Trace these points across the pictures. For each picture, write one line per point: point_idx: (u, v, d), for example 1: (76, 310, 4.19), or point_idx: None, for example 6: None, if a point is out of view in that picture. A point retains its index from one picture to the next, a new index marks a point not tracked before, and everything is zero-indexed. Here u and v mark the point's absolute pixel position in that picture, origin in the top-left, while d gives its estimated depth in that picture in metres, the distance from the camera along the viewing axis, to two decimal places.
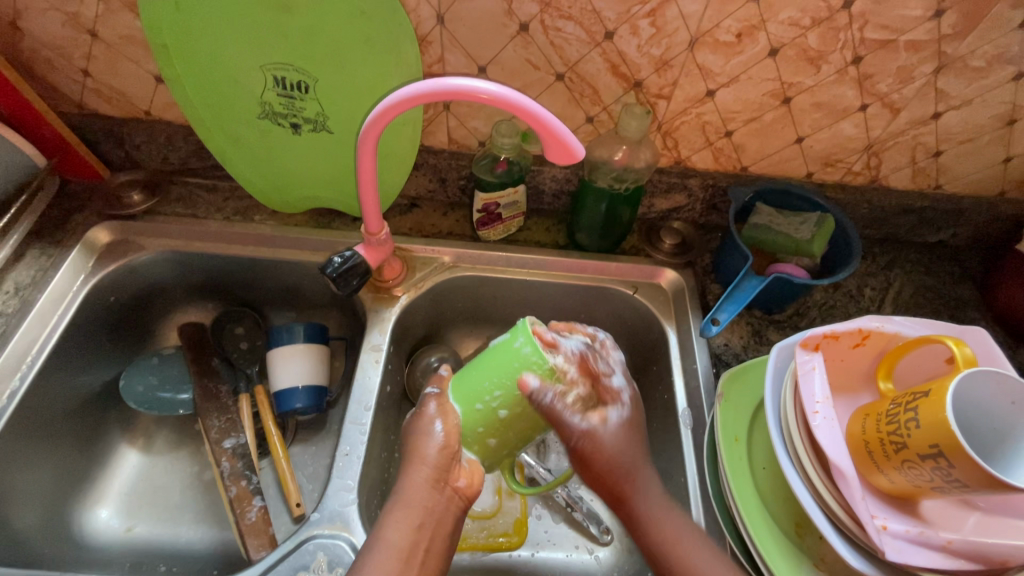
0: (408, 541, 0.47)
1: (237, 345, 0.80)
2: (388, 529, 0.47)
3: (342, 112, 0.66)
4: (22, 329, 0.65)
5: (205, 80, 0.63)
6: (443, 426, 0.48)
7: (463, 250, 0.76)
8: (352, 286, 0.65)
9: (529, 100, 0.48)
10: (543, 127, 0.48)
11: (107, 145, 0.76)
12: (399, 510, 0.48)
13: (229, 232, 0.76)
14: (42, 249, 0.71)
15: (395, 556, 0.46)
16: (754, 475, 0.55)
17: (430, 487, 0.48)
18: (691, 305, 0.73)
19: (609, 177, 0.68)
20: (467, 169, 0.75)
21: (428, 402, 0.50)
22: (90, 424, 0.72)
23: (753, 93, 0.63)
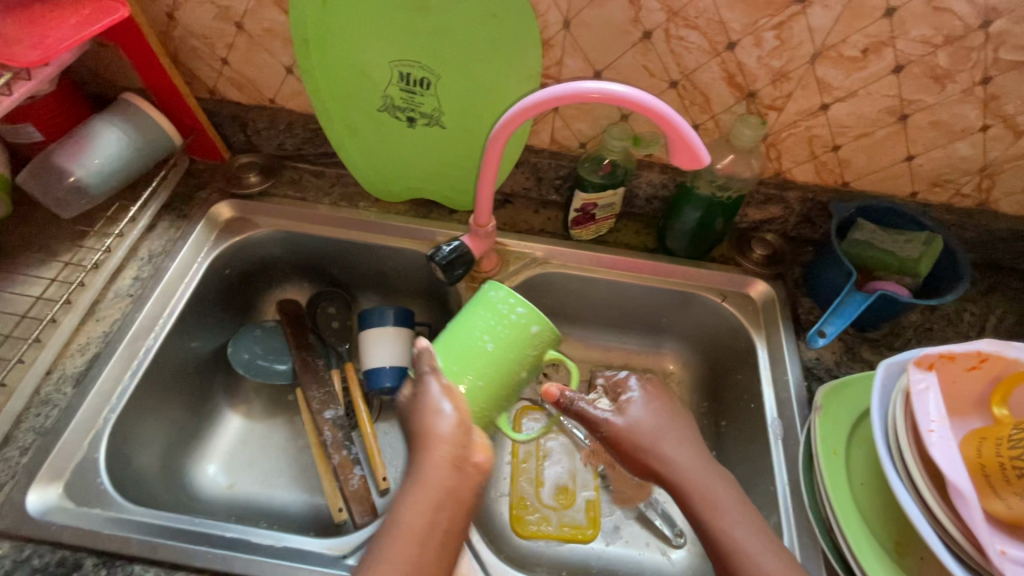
0: (424, 523, 0.46)
1: (329, 323, 0.85)
2: (404, 512, 0.47)
3: (457, 110, 0.69)
4: (156, 293, 0.70)
5: (335, 74, 0.67)
6: (450, 404, 0.51)
7: (555, 248, 0.78)
8: (456, 274, 0.68)
9: (643, 95, 0.50)
10: (666, 126, 0.50)
11: (231, 129, 0.82)
12: (417, 488, 0.48)
13: (336, 216, 0.81)
14: (171, 221, 0.77)
15: (412, 539, 0.45)
16: (854, 490, 0.56)
17: (449, 468, 0.49)
18: (783, 318, 0.73)
19: (712, 185, 0.69)
20: (566, 169, 0.77)
21: (428, 380, 0.52)
22: (200, 386, 0.77)
23: (870, 108, 0.63)
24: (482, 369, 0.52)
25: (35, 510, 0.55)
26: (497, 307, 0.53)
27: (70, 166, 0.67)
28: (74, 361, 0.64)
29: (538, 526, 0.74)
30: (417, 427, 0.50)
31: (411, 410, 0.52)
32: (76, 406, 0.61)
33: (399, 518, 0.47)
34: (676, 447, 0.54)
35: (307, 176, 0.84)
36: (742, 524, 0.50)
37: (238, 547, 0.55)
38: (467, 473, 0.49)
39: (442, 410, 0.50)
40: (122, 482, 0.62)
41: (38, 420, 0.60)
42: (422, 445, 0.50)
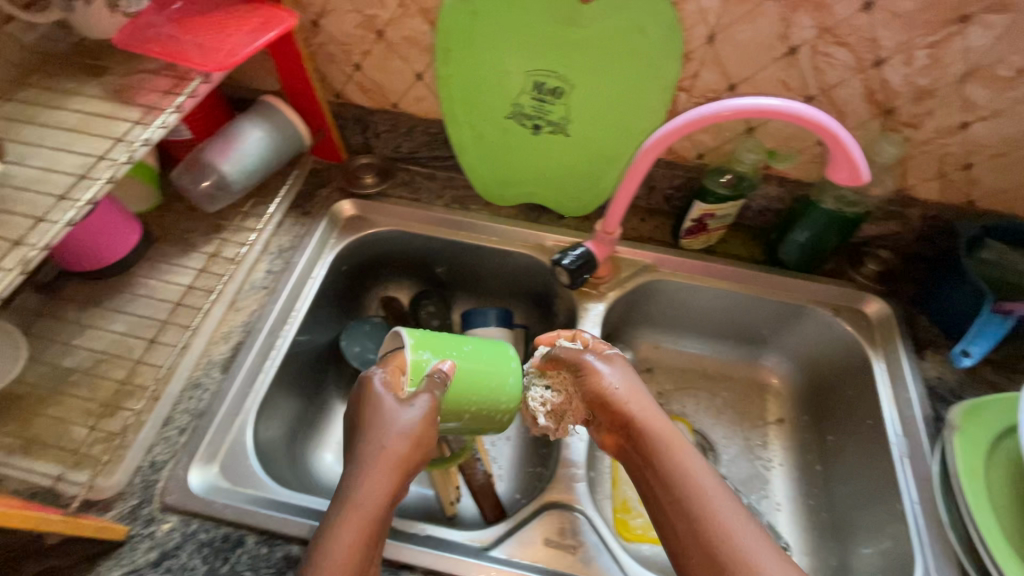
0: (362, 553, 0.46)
1: (430, 321, 0.88)
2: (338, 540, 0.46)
3: (585, 119, 0.71)
4: (288, 285, 0.74)
5: (470, 82, 0.70)
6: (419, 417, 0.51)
7: (665, 256, 0.80)
8: (581, 279, 0.70)
9: (787, 104, 0.51)
10: (826, 137, 0.51)
11: (351, 131, 0.85)
12: (352, 512, 0.47)
13: (450, 218, 0.83)
14: (296, 218, 0.80)
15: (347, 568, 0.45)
16: (997, 510, 0.56)
17: (388, 497, 0.49)
18: (901, 335, 0.73)
19: (838, 201, 0.70)
20: (680, 179, 0.78)
21: (422, 394, 0.52)
22: (318, 376, 0.81)
23: (1013, 128, 0.62)
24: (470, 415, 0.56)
25: (198, 488, 0.58)
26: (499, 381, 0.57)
27: (218, 163, 0.71)
28: (219, 348, 0.68)
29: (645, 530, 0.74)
30: (366, 444, 0.50)
31: (369, 426, 0.51)
32: (225, 391, 0.64)
33: (336, 542, 0.46)
34: (642, 399, 0.58)
35: (419, 178, 0.87)
36: (703, 470, 0.53)
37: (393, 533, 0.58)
38: (397, 492, 0.50)
39: (402, 421, 0.51)
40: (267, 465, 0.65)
41: (191, 403, 0.63)
42: (369, 468, 0.49)
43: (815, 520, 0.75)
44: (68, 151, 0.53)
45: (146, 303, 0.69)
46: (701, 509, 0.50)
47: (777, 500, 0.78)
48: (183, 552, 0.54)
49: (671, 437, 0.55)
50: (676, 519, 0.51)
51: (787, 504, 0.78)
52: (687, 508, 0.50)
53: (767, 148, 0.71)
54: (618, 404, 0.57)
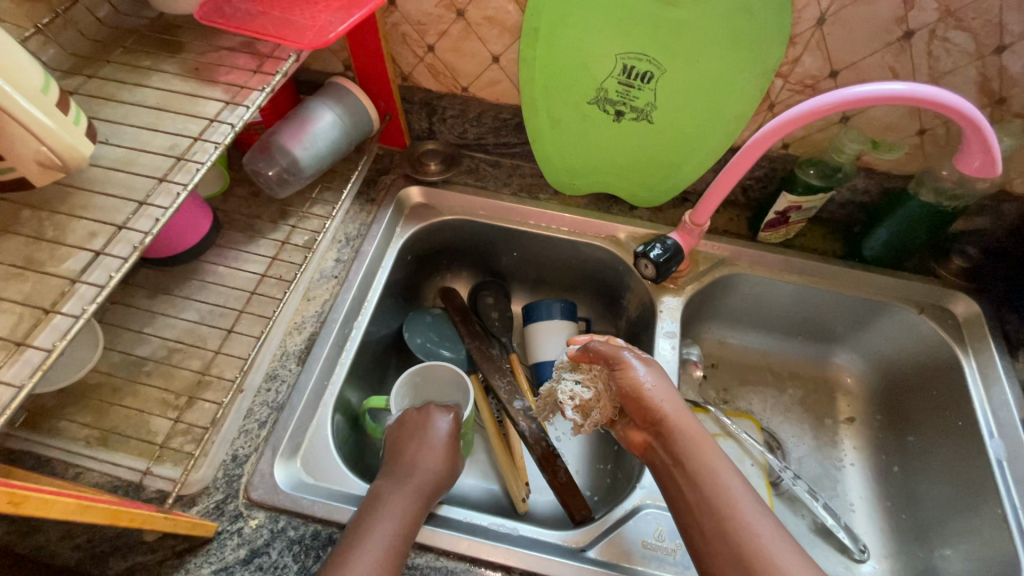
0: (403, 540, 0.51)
1: (491, 314, 0.87)
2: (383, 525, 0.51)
3: (673, 105, 0.68)
4: (359, 274, 0.72)
5: (554, 65, 0.67)
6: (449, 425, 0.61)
7: (743, 250, 0.77)
8: (669, 271, 0.67)
9: (918, 88, 0.49)
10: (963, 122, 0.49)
11: (416, 116, 0.82)
12: (410, 489, 0.55)
13: (519, 207, 0.81)
14: (362, 205, 0.78)
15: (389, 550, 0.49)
16: None
17: (426, 498, 0.55)
18: (993, 335, 0.70)
19: (938, 193, 0.67)
20: (763, 170, 0.75)
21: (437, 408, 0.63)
22: (382, 368, 0.79)
23: None
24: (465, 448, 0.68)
25: (286, 483, 0.56)
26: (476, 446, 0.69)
27: (291, 146, 0.68)
28: (295, 340, 0.65)
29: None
30: (421, 447, 0.59)
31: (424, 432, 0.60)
32: (304, 383, 0.62)
33: (392, 511, 0.52)
34: (676, 401, 0.57)
35: (485, 166, 0.84)
36: (731, 476, 0.51)
37: (482, 532, 0.57)
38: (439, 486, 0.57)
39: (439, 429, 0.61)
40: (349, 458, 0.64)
41: (270, 395, 0.61)
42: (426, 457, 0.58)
43: (894, 522, 0.73)
44: (155, 130, 0.51)
45: (216, 291, 0.66)
46: (729, 512, 0.48)
47: (850, 501, 0.76)
48: (274, 550, 0.52)
49: (697, 439, 0.54)
50: (703, 519, 0.49)
51: (862, 506, 0.76)
52: (713, 508, 0.49)
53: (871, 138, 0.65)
54: (649, 402, 0.57)
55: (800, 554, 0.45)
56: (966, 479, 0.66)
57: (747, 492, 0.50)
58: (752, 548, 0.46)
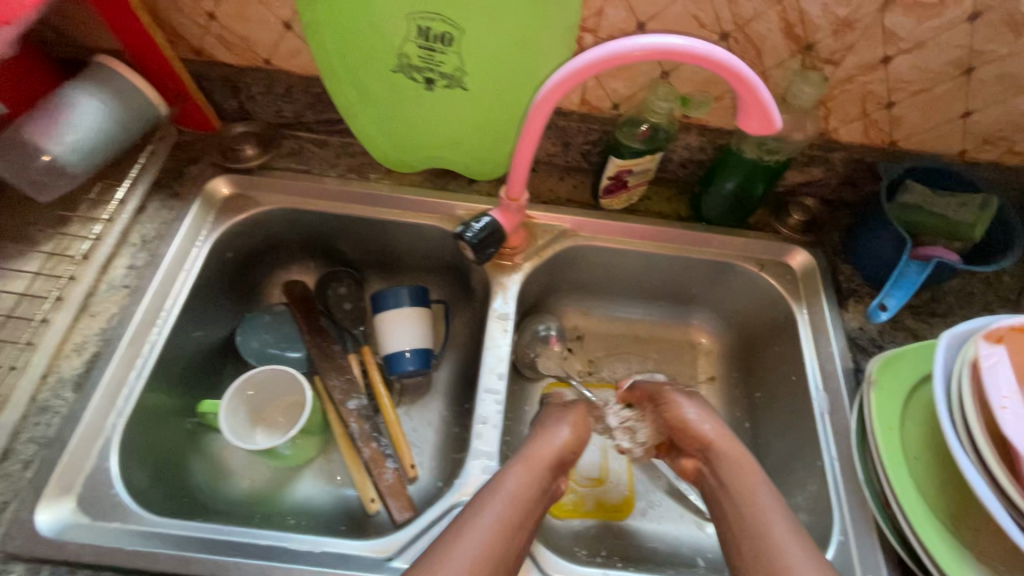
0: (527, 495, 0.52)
1: (342, 306, 0.80)
2: (510, 481, 0.53)
3: (483, 69, 0.62)
4: (155, 281, 0.64)
5: (343, 29, 0.59)
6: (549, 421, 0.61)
7: (585, 219, 0.74)
8: (488, 253, 0.63)
9: (694, 45, 0.45)
10: (736, 80, 0.45)
11: (220, 95, 0.73)
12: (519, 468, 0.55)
13: (346, 190, 0.74)
14: (163, 201, 0.69)
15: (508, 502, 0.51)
16: (911, 467, 0.55)
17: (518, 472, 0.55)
18: (825, 288, 0.71)
19: (758, 148, 0.65)
20: (596, 134, 0.71)
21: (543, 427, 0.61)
22: (211, 377, 0.72)
23: (935, 61, 0.58)
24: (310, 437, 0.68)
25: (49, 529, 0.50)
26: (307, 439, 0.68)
27: (43, 142, 0.58)
28: (71, 362, 0.58)
29: (575, 506, 0.73)
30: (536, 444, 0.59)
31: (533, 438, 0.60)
32: (78, 415, 0.55)
33: (506, 483, 0.53)
34: (718, 426, 0.60)
35: (309, 146, 0.76)
36: (767, 492, 0.52)
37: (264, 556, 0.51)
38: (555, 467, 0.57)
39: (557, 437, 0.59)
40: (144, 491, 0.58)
41: (40, 429, 0.55)
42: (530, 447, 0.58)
43: None
44: None
45: None
46: (763, 530, 0.48)
47: None
48: None
49: (731, 469, 0.55)
50: (743, 538, 0.49)
51: None
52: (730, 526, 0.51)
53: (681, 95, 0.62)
54: (699, 432, 0.59)
55: (819, 560, 0.45)
56: (801, 435, 0.66)
57: (783, 512, 0.50)
58: (781, 562, 0.45)
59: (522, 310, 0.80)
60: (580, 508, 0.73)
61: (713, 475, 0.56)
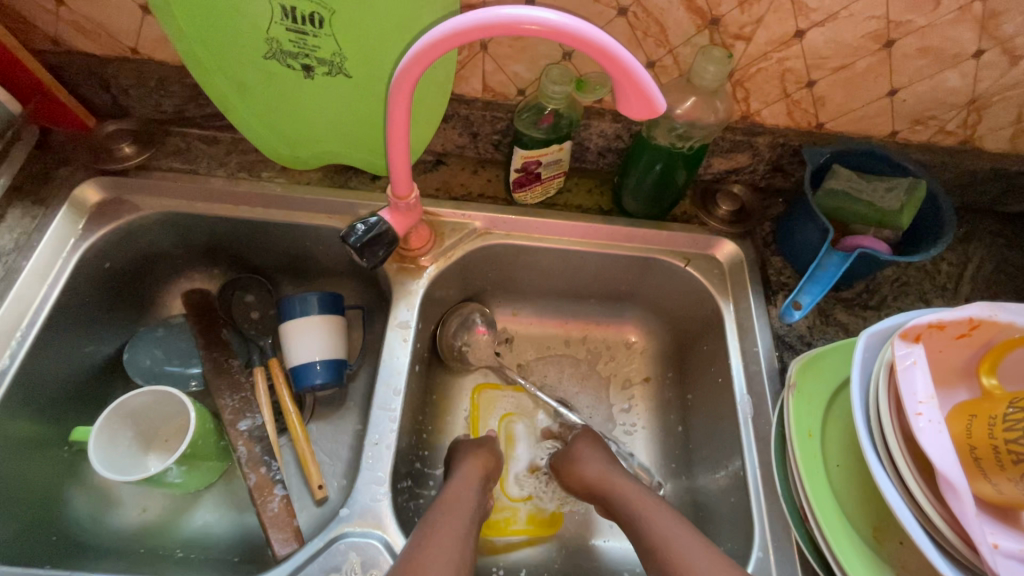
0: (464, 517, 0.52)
1: (248, 314, 0.73)
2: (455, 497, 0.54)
3: (363, 53, 0.56)
4: (9, 299, 0.59)
5: (198, 11, 0.53)
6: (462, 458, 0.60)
7: (497, 216, 0.68)
8: (378, 256, 0.57)
9: (554, 15, 0.39)
10: (604, 56, 0.40)
11: (91, 89, 0.67)
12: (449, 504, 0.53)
13: (235, 191, 0.68)
14: (25, 209, 0.64)
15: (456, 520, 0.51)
16: (830, 477, 0.51)
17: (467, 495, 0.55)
18: (751, 282, 0.66)
19: (671, 135, 0.60)
20: (503, 122, 0.66)
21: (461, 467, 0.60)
22: (94, 398, 0.67)
23: (850, 34, 0.53)
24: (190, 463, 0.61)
25: None
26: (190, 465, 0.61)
27: None
28: None
29: (507, 521, 0.67)
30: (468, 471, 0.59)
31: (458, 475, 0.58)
32: None
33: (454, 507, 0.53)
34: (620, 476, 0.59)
35: (197, 144, 0.70)
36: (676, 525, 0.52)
37: None
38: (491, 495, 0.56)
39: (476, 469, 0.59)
40: None
41: None
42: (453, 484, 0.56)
43: (675, 486, 0.69)
44: None
45: None
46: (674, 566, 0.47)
47: (639, 467, 0.71)
48: None
49: (640, 499, 0.56)
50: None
51: (650, 472, 0.71)
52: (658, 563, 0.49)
53: (578, 77, 0.57)
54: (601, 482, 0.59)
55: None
56: (729, 440, 0.62)
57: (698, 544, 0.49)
58: None
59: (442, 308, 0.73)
60: (512, 525, 0.66)
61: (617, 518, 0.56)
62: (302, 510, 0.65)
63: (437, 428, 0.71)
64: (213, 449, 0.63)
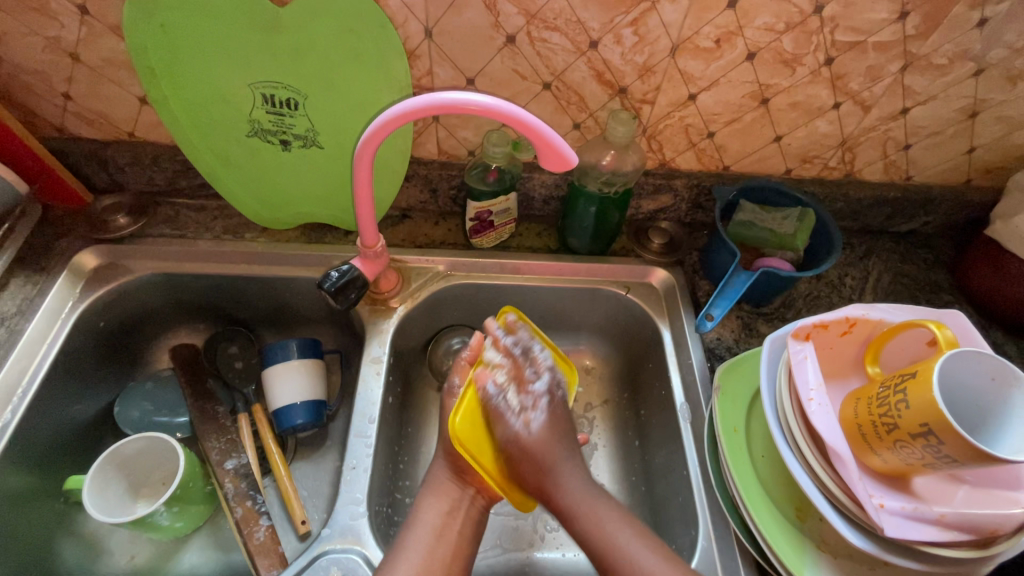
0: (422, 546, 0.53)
1: (232, 364, 0.78)
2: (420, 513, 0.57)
3: (333, 128, 0.67)
4: (11, 359, 0.64)
5: (191, 101, 0.63)
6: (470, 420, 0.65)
7: (457, 259, 0.77)
8: (349, 299, 0.65)
9: (479, 99, 0.49)
10: (523, 126, 0.49)
11: (91, 169, 0.75)
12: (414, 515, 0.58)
13: (220, 250, 0.76)
14: (26, 276, 0.70)
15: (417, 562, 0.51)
16: (755, 464, 0.59)
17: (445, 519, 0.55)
18: (683, 303, 0.75)
19: (598, 181, 0.70)
20: (457, 179, 0.76)
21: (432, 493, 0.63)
22: (85, 450, 0.71)
23: (733, 95, 0.65)
24: (182, 502, 0.65)
25: None
26: (182, 502, 0.65)
27: None
28: None
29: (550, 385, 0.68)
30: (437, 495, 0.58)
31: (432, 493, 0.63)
32: None
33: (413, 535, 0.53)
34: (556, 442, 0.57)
35: (186, 212, 0.79)
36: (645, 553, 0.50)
37: None
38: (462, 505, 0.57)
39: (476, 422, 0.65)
40: None
41: None
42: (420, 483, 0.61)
43: (636, 496, 0.74)
44: None
45: None
46: None
47: (601, 481, 0.76)
48: None
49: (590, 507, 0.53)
50: None
51: (612, 485, 0.76)
52: None
53: (513, 138, 0.68)
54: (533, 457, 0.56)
55: None
56: (674, 445, 0.69)
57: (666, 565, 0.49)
58: None
59: (425, 338, 0.81)
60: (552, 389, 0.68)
61: (549, 457, 0.55)
62: (287, 544, 0.68)
63: (413, 459, 0.75)
64: (200, 487, 0.67)
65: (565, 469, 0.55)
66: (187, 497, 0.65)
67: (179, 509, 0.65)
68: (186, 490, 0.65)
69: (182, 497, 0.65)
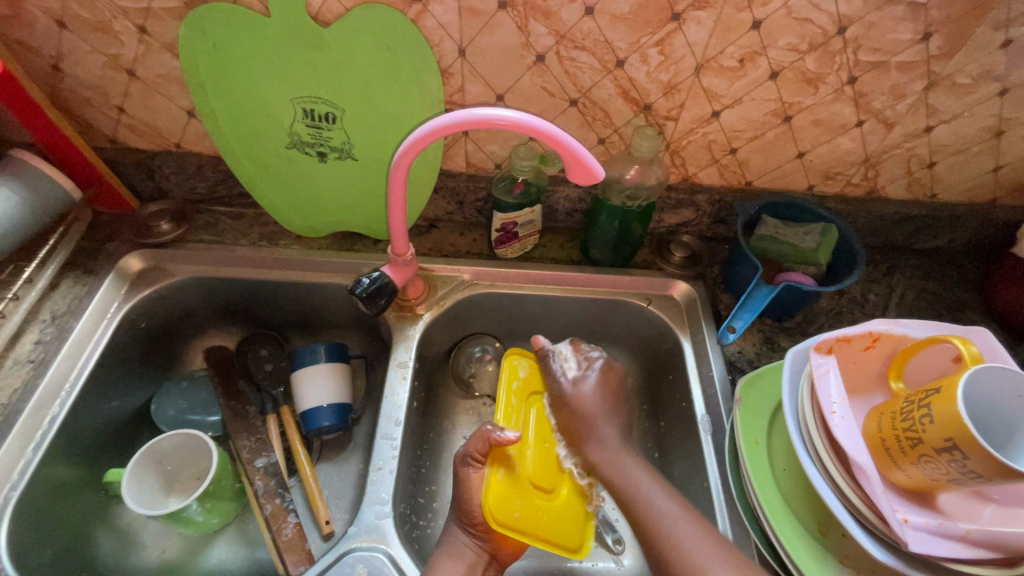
0: None
1: (263, 367, 0.82)
2: None
3: (366, 141, 0.70)
4: (61, 354, 0.68)
5: (235, 115, 0.67)
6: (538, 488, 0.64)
7: (482, 268, 0.79)
8: (379, 306, 0.67)
9: (510, 114, 0.52)
10: (552, 140, 0.51)
11: (138, 177, 0.80)
12: None
13: (255, 256, 0.79)
14: (75, 278, 0.75)
15: None
16: (776, 477, 0.59)
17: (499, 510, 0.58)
18: (704, 315, 0.76)
19: (622, 195, 0.72)
20: (484, 191, 0.79)
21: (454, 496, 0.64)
22: (122, 444, 0.74)
23: (756, 112, 0.67)
24: (215, 500, 0.67)
25: None
26: (215, 500, 0.67)
27: None
28: None
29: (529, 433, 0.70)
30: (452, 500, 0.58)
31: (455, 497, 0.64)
32: None
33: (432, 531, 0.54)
34: (594, 398, 0.67)
35: (224, 219, 0.83)
36: (660, 495, 0.56)
37: None
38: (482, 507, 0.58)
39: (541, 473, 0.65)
40: (31, 563, 0.59)
41: None
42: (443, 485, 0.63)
43: None
44: None
45: None
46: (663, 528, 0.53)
47: None
48: None
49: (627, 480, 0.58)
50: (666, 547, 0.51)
51: None
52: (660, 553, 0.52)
53: (540, 152, 0.70)
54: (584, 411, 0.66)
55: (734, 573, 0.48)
56: (694, 455, 0.69)
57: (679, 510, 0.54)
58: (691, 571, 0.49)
59: (449, 342, 0.83)
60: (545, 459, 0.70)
61: (592, 414, 0.65)
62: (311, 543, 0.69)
63: (433, 464, 0.76)
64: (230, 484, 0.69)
65: (602, 428, 0.64)
66: (218, 494, 0.67)
67: (211, 506, 0.67)
68: (219, 488, 0.67)
69: (215, 496, 0.67)
